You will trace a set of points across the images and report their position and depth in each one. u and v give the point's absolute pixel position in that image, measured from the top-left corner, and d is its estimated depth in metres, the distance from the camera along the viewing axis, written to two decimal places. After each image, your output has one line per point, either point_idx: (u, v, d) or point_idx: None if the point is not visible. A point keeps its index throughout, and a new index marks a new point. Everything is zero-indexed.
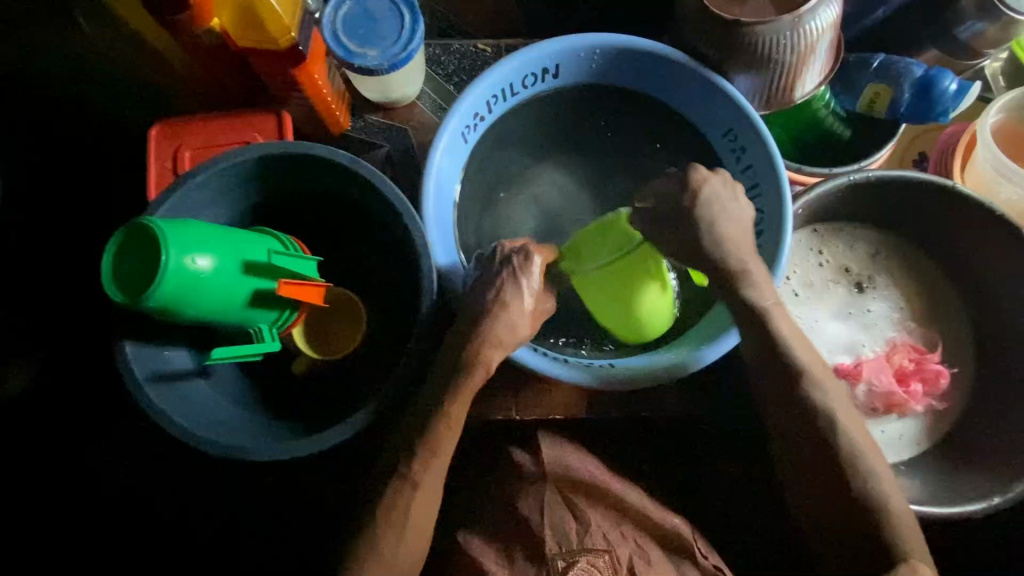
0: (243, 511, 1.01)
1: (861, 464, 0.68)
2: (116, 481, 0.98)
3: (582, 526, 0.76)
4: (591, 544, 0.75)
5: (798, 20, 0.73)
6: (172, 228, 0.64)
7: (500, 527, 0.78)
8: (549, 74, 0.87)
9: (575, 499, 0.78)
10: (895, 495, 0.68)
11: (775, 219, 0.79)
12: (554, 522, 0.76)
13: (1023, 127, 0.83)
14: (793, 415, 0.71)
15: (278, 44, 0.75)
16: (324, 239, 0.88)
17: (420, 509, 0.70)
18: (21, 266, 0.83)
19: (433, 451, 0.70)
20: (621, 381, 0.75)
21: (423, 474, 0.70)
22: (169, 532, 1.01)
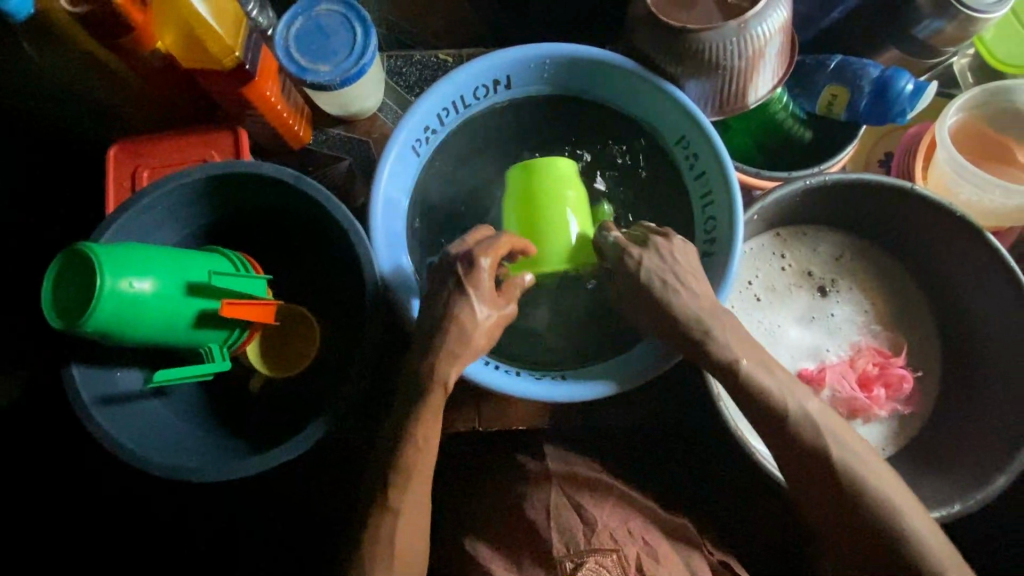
0: (237, 525, 0.94)
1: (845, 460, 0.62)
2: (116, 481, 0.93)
3: (589, 525, 0.71)
4: (599, 543, 0.70)
5: (743, 26, 0.66)
6: (111, 251, 0.55)
7: (510, 536, 0.72)
8: (501, 85, 0.75)
9: (581, 499, 0.74)
10: (888, 479, 0.62)
11: (726, 232, 0.69)
12: (561, 524, 0.71)
13: (988, 127, 0.79)
14: (769, 420, 0.64)
15: (221, 64, 0.67)
16: (279, 257, 0.75)
17: (406, 537, 0.62)
18: (19, 269, 0.82)
19: (408, 474, 0.62)
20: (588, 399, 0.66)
21: (400, 499, 0.62)
22: (166, 535, 0.94)
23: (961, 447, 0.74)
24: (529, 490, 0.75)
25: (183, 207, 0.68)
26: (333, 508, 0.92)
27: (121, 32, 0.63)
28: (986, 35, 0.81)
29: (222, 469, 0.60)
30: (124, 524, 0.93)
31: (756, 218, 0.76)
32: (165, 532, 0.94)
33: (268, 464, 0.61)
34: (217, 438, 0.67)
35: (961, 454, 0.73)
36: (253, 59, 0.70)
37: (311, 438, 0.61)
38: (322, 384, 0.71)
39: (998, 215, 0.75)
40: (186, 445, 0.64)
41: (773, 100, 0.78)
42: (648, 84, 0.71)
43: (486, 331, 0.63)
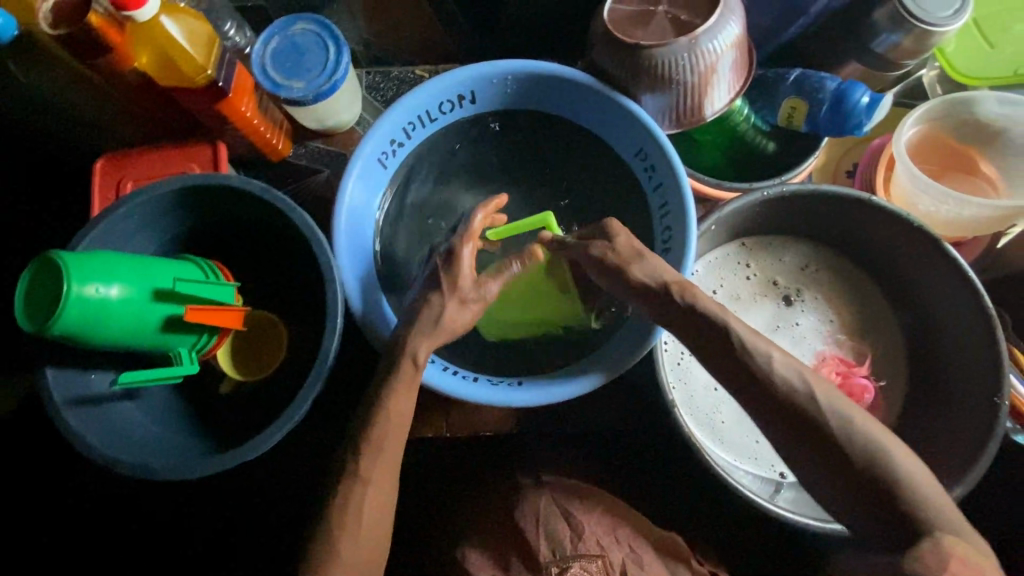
0: (220, 529, 0.95)
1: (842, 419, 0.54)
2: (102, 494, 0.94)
3: (575, 532, 0.72)
4: (584, 550, 0.71)
5: (693, 42, 0.67)
6: (79, 258, 0.58)
7: (490, 529, 0.75)
8: (466, 101, 0.78)
9: (571, 506, 0.74)
10: (894, 440, 0.54)
11: (680, 240, 0.70)
12: (548, 531, 0.72)
13: (948, 133, 0.80)
14: (753, 379, 0.57)
15: (194, 82, 0.71)
16: (250, 267, 0.78)
17: (363, 543, 0.59)
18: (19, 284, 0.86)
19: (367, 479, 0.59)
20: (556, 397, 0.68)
21: (360, 501, 0.59)
22: (153, 546, 0.95)
23: (932, 451, 0.73)
24: (520, 496, 0.76)
25: (158, 218, 0.71)
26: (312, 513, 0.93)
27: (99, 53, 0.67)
28: (947, 48, 0.82)
29: (186, 468, 0.62)
30: (108, 527, 0.95)
31: (714, 229, 0.77)
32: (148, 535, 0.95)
33: (228, 465, 0.63)
34: (187, 440, 0.69)
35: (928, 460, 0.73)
36: (227, 77, 0.73)
37: (272, 439, 0.63)
38: (291, 386, 0.74)
39: (961, 226, 0.77)
40: (155, 445, 0.67)
41: (732, 112, 0.80)
42: (605, 98, 0.74)
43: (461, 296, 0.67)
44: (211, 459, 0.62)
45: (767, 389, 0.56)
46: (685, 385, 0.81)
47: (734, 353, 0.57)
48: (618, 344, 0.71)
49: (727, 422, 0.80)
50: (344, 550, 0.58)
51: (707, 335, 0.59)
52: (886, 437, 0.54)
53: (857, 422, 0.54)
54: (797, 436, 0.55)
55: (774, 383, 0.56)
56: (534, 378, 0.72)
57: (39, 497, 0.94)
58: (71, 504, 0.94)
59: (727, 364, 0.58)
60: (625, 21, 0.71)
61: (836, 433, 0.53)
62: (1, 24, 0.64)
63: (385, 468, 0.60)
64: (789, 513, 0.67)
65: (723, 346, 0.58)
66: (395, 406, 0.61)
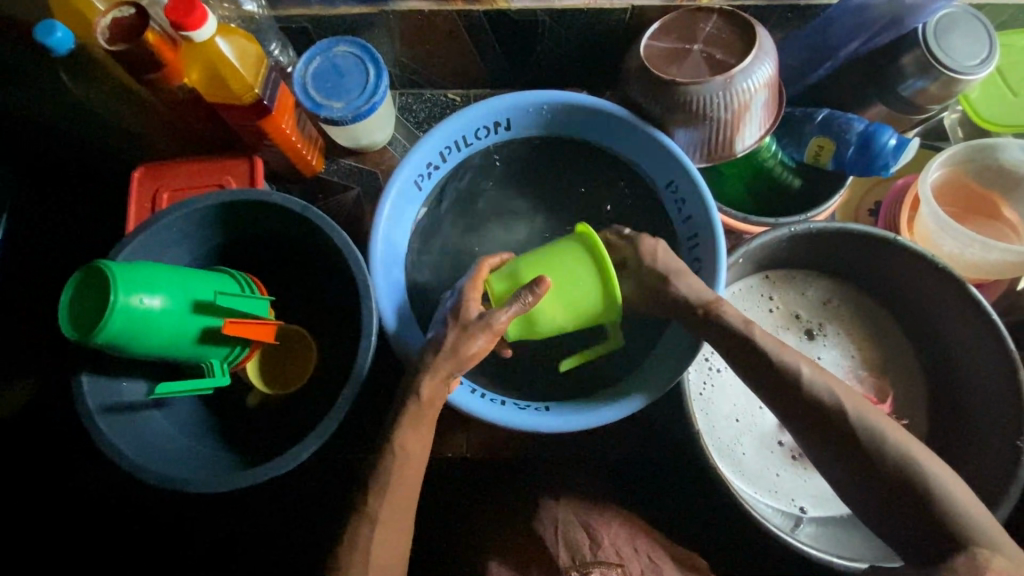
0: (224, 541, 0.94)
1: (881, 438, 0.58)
2: (107, 506, 0.93)
3: (595, 541, 0.70)
4: (603, 558, 0.69)
5: (729, 81, 0.70)
6: (125, 269, 0.59)
7: None
8: (501, 128, 0.80)
9: (590, 519, 0.74)
10: (931, 459, 0.58)
11: (709, 273, 0.71)
12: (568, 540, 0.71)
13: (969, 179, 0.82)
14: (795, 395, 0.62)
15: (240, 99, 0.73)
16: (281, 281, 0.79)
17: (383, 547, 0.61)
18: (42, 291, 0.86)
19: (393, 490, 0.61)
20: (582, 425, 0.68)
21: (383, 510, 0.61)
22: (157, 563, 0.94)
23: None
24: (539, 510, 0.75)
25: (196, 230, 0.72)
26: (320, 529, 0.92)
27: (151, 68, 0.68)
28: (970, 95, 0.85)
29: (216, 481, 0.62)
30: (108, 536, 0.93)
31: (741, 262, 0.78)
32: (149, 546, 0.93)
33: (259, 480, 0.63)
34: (214, 452, 0.70)
35: None
36: (271, 95, 0.75)
37: (304, 454, 0.63)
38: (317, 400, 0.75)
39: (983, 268, 0.78)
40: (184, 455, 0.67)
41: (762, 148, 0.81)
42: (639, 131, 0.75)
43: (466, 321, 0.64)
44: (241, 473, 0.63)
45: (808, 404, 0.61)
46: (707, 415, 0.81)
47: (779, 373, 0.63)
48: (652, 368, 0.73)
49: (747, 454, 0.80)
50: (365, 553, 0.60)
51: (753, 355, 0.64)
52: (923, 455, 0.58)
53: (893, 441, 0.58)
54: (838, 451, 0.60)
55: (817, 402, 0.61)
56: (560, 403, 0.73)
57: (42, 501, 0.93)
58: (74, 509, 0.93)
59: (772, 382, 0.63)
60: (662, 58, 0.73)
61: (874, 451, 0.58)
62: (59, 38, 0.66)
63: (413, 477, 0.63)
64: (811, 549, 0.67)
65: (767, 365, 0.63)
66: (424, 427, 0.63)
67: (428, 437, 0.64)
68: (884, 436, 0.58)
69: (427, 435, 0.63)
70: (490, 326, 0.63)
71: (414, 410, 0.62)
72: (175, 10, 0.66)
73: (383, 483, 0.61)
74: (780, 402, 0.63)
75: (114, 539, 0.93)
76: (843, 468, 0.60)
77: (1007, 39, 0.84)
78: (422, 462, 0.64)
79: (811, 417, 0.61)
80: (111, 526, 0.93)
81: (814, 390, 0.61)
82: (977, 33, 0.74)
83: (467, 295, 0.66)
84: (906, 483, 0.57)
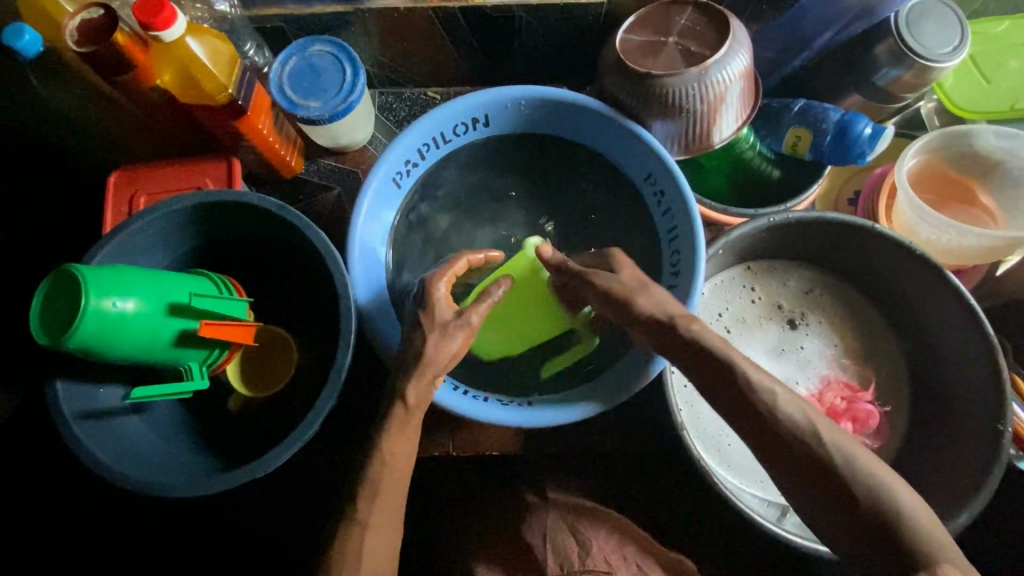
0: (213, 546, 0.93)
1: (845, 461, 0.51)
2: (96, 514, 0.92)
3: (584, 548, 0.73)
4: (592, 565, 0.72)
5: (704, 73, 0.70)
6: (97, 272, 0.58)
7: (500, 551, 0.75)
8: (479, 124, 0.80)
9: (579, 523, 0.75)
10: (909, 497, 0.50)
11: (688, 264, 0.71)
12: (556, 546, 0.73)
13: (946, 166, 0.83)
14: (748, 413, 0.55)
15: (214, 100, 0.72)
16: (261, 283, 0.78)
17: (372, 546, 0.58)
18: (24, 298, 0.85)
19: (375, 491, 0.60)
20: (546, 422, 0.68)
21: (368, 513, 0.59)
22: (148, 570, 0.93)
23: (938, 475, 0.74)
24: (528, 514, 0.77)
25: (173, 232, 0.72)
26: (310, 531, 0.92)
27: (123, 70, 0.68)
28: (945, 83, 0.86)
29: (197, 485, 0.61)
30: (100, 543, 0.93)
31: (722, 252, 0.78)
32: (139, 552, 0.93)
33: (239, 483, 0.62)
34: (195, 455, 0.69)
35: (934, 487, 0.73)
36: (246, 95, 0.74)
37: (285, 455, 0.62)
38: (299, 401, 0.74)
39: (960, 254, 0.78)
40: (165, 460, 0.66)
41: (739, 139, 0.83)
42: (617, 124, 0.76)
43: (442, 322, 0.65)
44: (220, 476, 0.62)
45: (765, 425, 0.54)
46: (691, 408, 0.81)
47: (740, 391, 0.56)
48: (619, 371, 0.71)
49: (733, 445, 0.80)
50: (353, 557, 0.57)
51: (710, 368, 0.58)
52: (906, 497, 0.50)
53: (865, 467, 0.51)
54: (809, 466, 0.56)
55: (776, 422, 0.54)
56: (543, 399, 0.72)
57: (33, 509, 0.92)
58: (63, 516, 0.92)
59: (730, 400, 0.57)
60: (637, 51, 0.73)
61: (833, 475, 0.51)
62: (27, 40, 0.65)
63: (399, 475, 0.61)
64: (795, 538, 0.67)
65: (727, 383, 0.57)
66: (403, 443, 0.62)
67: (415, 441, 0.63)
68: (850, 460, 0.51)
69: (410, 441, 0.62)
70: (466, 326, 0.66)
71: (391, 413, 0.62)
72: (144, 11, 0.65)
73: (367, 483, 0.60)
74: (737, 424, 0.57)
75: (103, 547, 0.93)
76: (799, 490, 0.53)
77: (978, 28, 0.85)
78: (409, 460, 0.62)
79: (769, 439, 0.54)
80: (101, 533, 0.93)
81: (780, 411, 0.54)
82: (948, 19, 0.75)
83: (435, 287, 0.68)
84: (864, 506, 0.50)
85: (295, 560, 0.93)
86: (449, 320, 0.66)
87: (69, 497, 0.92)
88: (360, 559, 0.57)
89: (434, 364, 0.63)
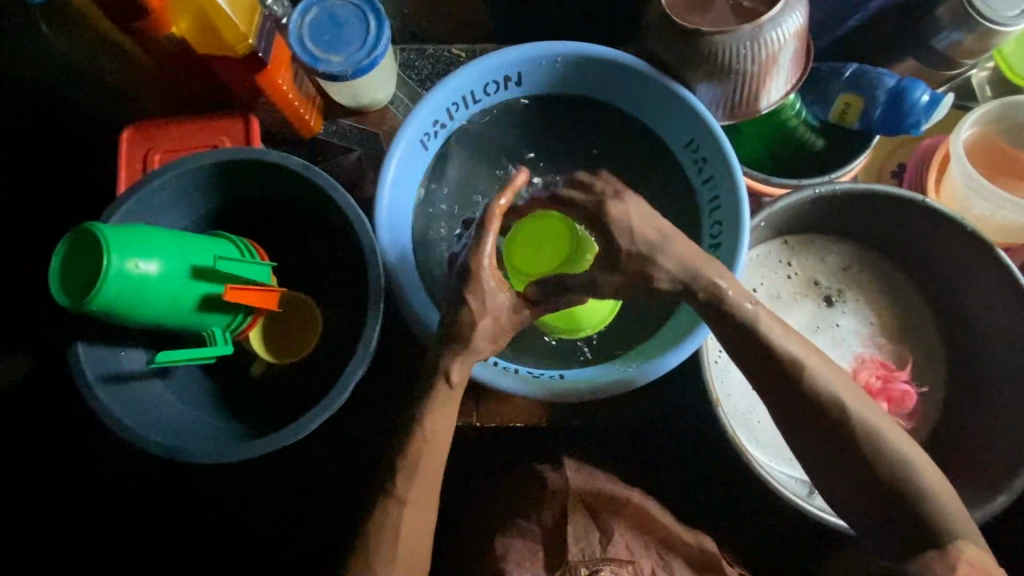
0: (231, 531, 0.93)
1: (895, 454, 0.59)
2: (115, 485, 0.92)
3: (605, 536, 0.70)
4: (613, 554, 0.69)
5: (757, 31, 0.65)
6: (117, 232, 0.56)
7: (521, 528, 0.72)
8: (511, 83, 0.75)
9: (599, 509, 0.73)
10: (938, 482, 0.60)
11: (731, 236, 0.68)
12: (578, 531, 0.70)
13: (1001, 139, 0.79)
14: (802, 406, 0.61)
15: (234, 51, 0.68)
16: (282, 248, 0.75)
17: (418, 513, 0.61)
18: None
19: (414, 469, 0.61)
20: (574, 394, 0.66)
21: (409, 491, 0.61)
22: (164, 542, 0.93)
23: (975, 455, 0.73)
24: (547, 493, 0.74)
25: (194, 191, 0.69)
26: (331, 511, 0.91)
27: (137, 18, 0.63)
28: (1005, 49, 0.81)
29: (225, 452, 0.60)
30: (116, 515, 0.92)
31: (763, 225, 0.75)
32: (142, 547, 0.93)
33: (266, 451, 0.61)
34: (219, 423, 0.68)
35: (971, 468, 0.72)
36: (266, 47, 0.70)
37: (314, 423, 0.61)
38: (323, 374, 0.72)
39: (1011, 232, 0.75)
40: (190, 425, 0.65)
41: (785, 106, 0.78)
42: (659, 86, 0.71)
43: (496, 313, 0.61)
44: (247, 445, 0.61)
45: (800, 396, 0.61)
46: (723, 383, 0.79)
47: (806, 396, 0.60)
48: (665, 337, 0.71)
49: (762, 423, 0.79)
50: (391, 527, 0.60)
51: (784, 375, 0.61)
52: (940, 485, 0.60)
53: (911, 457, 0.59)
54: (810, 426, 0.61)
55: (844, 425, 0.60)
56: (574, 370, 0.71)
57: (48, 498, 0.92)
58: (78, 497, 0.92)
59: (789, 401, 0.61)
60: (685, 6, 0.69)
61: (888, 466, 0.59)
62: None
63: (429, 452, 0.61)
64: (828, 517, 0.67)
65: (796, 390, 0.61)
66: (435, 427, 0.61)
67: (451, 414, 0.63)
68: (898, 452, 0.59)
69: (449, 416, 0.62)
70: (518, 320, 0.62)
71: (434, 391, 0.61)
72: None
73: (403, 460, 0.61)
74: (798, 423, 0.62)
75: (106, 542, 0.92)
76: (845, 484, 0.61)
77: None
78: (449, 437, 0.63)
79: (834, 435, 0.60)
80: (104, 528, 0.92)
81: (822, 391, 0.60)
82: None
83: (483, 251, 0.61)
84: (908, 490, 0.59)
85: (296, 559, 0.93)
86: (501, 309, 0.62)
87: (84, 476, 0.92)
88: (403, 533, 0.60)
89: (507, 322, 0.62)
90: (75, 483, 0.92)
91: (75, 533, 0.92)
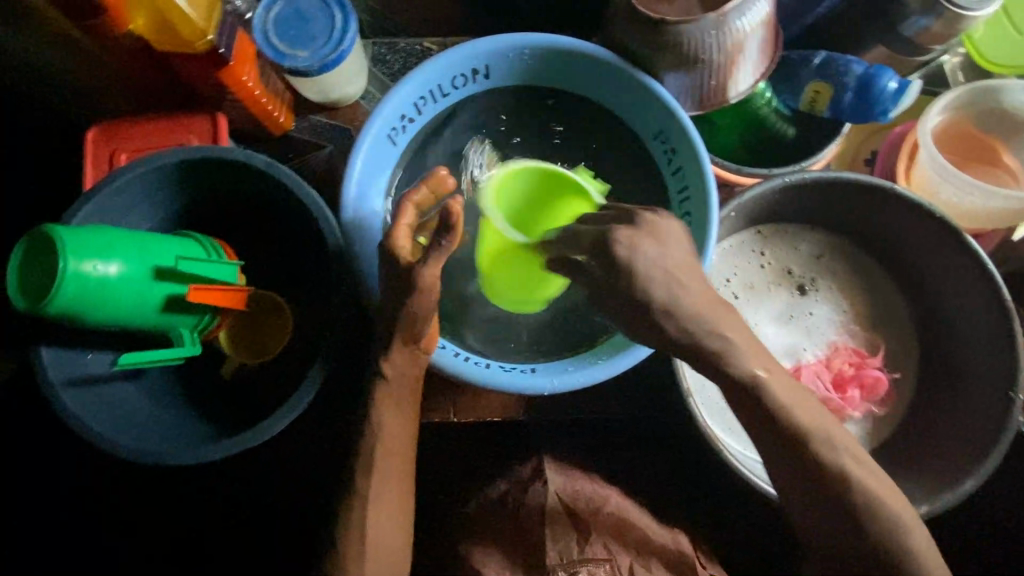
0: (218, 535, 0.92)
1: (885, 518, 0.56)
2: (99, 490, 0.92)
3: (584, 537, 0.72)
4: (591, 554, 0.71)
5: (722, 19, 0.65)
6: (75, 234, 0.55)
7: (499, 532, 0.74)
8: (479, 76, 0.75)
9: (580, 511, 0.74)
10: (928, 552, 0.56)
11: (700, 227, 0.68)
12: (559, 538, 0.72)
13: (973, 124, 0.79)
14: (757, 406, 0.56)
15: (193, 47, 0.67)
16: (254, 250, 0.75)
17: (384, 508, 0.63)
18: None
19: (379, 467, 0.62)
20: (533, 390, 0.66)
21: (376, 489, 0.63)
22: (148, 546, 0.93)
23: (939, 440, 0.74)
24: (528, 490, 0.75)
25: (157, 190, 0.68)
26: (314, 512, 0.91)
27: (91, 15, 0.62)
28: (975, 34, 0.81)
29: (189, 454, 0.60)
30: (100, 521, 0.92)
31: (734, 216, 0.75)
32: (133, 548, 0.93)
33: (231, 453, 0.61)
34: (189, 424, 0.67)
35: (934, 452, 0.74)
36: (228, 43, 0.69)
37: (283, 422, 0.61)
38: (297, 373, 0.72)
39: (981, 217, 0.76)
40: (163, 426, 0.65)
41: (755, 95, 0.77)
42: (628, 77, 0.71)
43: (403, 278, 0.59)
44: (214, 445, 0.61)
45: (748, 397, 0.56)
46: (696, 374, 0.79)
47: (773, 413, 0.56)
48: None
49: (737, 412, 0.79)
50: (355, 523, 0.62)
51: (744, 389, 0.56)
52: (911, 522, 0.56)
53: (887, 501, 0.56)
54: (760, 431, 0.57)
55: (812, 453, 0.56)
56: (546, 365, 0.71)
57: (34, 504, 0.92)
58: (62, 504, 0.92)
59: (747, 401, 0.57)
60: None
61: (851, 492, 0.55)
62: None
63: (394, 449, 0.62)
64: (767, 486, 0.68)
65: (790, 436, 0.57)
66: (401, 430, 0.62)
67: (409, 410, 0.65)
68: (865, 484, 0.56)
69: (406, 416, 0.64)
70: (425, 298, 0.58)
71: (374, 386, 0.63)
72: None
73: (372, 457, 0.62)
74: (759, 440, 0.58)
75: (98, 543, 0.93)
76: (812, 507, 0.57)
77: None
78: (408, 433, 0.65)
79: (802, 464, 0.56)
80: (94, 530, 0.92)
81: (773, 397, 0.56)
82: None
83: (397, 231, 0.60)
84: (883, 536, 0.55)
85: (288, 555, 0.93)
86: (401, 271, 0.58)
87: (67, 482, 0.92)
88: (370, 529, 0.62)
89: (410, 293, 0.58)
90: (59, 489, 0.92)
91: (61, 539, 0.92)
